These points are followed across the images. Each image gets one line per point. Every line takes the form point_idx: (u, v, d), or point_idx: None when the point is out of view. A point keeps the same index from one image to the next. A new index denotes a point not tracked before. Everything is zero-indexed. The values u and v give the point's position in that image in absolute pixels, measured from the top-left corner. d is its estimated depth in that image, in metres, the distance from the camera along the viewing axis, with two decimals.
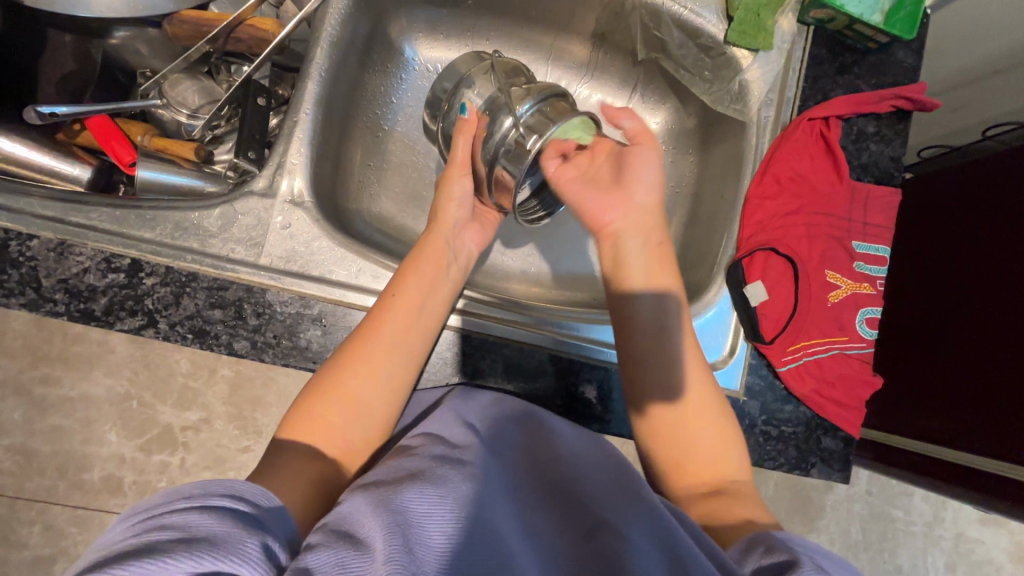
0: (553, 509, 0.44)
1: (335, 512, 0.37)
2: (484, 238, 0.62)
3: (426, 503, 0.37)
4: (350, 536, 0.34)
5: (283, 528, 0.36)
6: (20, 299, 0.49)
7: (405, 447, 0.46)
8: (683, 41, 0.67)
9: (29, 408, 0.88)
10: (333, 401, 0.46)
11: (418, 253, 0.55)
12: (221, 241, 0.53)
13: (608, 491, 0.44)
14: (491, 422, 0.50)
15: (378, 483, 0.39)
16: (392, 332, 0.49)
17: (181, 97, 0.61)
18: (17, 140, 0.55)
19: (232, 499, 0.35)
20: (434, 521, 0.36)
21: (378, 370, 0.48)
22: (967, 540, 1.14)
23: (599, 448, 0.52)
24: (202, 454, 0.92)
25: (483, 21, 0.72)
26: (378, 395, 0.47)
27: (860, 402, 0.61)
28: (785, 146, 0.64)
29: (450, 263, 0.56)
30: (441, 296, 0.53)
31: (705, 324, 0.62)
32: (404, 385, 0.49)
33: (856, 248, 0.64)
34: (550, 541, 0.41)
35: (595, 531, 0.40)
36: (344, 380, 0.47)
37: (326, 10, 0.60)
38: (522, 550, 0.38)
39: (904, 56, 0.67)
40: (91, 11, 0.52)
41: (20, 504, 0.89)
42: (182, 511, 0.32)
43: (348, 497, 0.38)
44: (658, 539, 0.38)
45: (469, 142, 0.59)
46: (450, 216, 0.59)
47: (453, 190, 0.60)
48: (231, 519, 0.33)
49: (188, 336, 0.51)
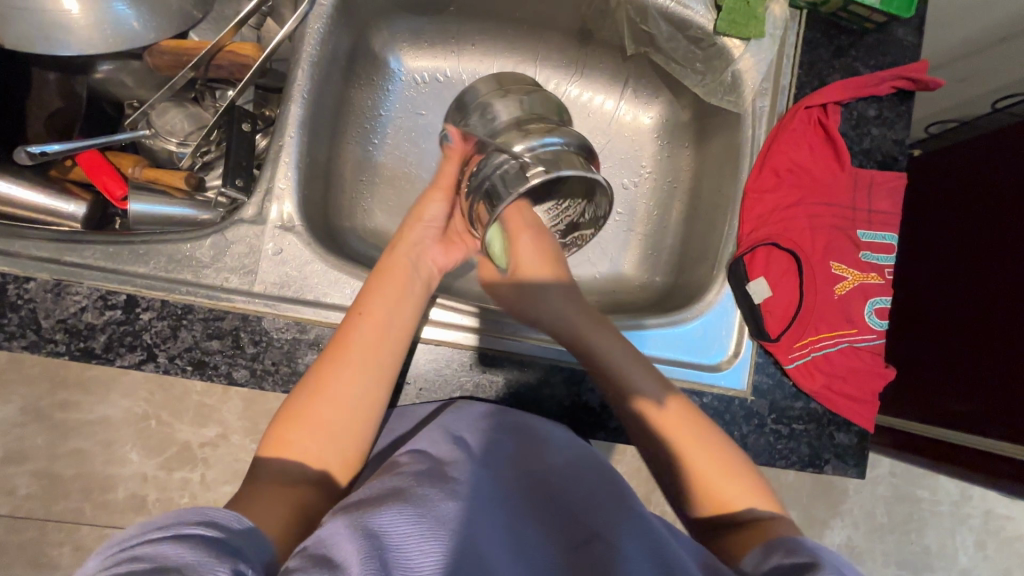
0: (541, 518, 0.44)
1: (315, 535, 0.36)
2: (450, 260, 0.61)
3: (403, 523, 0.36)
4: (326, 559, 0.33)
5: (258, 551, 0.37)
6: (21, 341, 0.49)
7: (394, 463, 0.46)
8: (672, 33, 0.65)
9: (50, 433, 0.90)
10: (303, 431, 0.46)
11: (384, 270, 0.54)
12: (215, 271, 0.53)
13: (598, 499, 0.45)
14: (483, 436, 0.50)
15: (360, 504, 0.39)
16: (362, 354, 0.49)
17: (169, 125, 0.61)
18: (11, 180, 0.56)
19: (207, 527, 0.35)
20: (415, 541, 0.36)
21: (346, 397, 0.47)
22: (997, 517, 1.11)
23: (594, 463, 0.51)
24: (221, 468, 0.93)
25: (467, 26, 0.71)
26: (349, 419, 0.47)
27: (872, 395, 0.60)
28: (783, 136, 0.63)
29: (416, 280, 0.55)
30: (408, 311, 0.52)
31: (707, 324, 0.61)
32: (372, 414, 0.48)
33: (862, 237, 0.62)
34: (538, 552, 0.41)
35: (586, 541, 0.41)
36: (313, 410, 0.46)
37: (305, 31, 0.59)
38: (507, 564, 0.38)
39: (903, 34, 0.65)
40: (74, 50, 0.52)
41: (49, 526, 0.91)
42: (153, 541, 0.33)
43: (329, 519, 0.38)
44: (648, 545, 0.39)
45: (456, 169, 0.62)
46: (413, 236, 0.59)
47: (426, 211, 0.60)
48: (202, 548, 0.33)
49: (188, 367, 0.51)
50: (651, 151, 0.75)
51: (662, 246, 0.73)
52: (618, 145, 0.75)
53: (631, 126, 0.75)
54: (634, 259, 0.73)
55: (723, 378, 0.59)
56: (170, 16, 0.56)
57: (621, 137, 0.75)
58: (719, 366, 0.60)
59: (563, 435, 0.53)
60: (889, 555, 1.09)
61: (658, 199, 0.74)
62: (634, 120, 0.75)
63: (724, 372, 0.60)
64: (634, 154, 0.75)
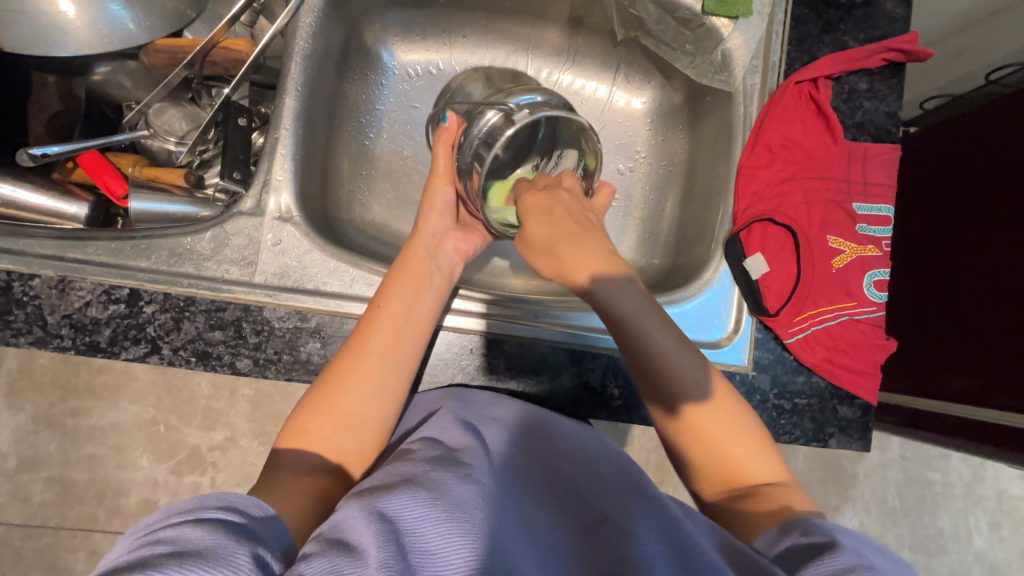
0: (551, 503, 0.45)
1: (330, 520, 0.37)
2: (469, 246, 0.61)
3: (417, 507, 0.36)
4: (343, 542, 0.34)
5: (277, 538, 0.37)
6: (28, 337, 0.50)
7: (405, 451, 0.46)
8: (660, 15, 0.65)
9: (63, 440, 0.91)
10: (323, 421, 0.47)
11: (402, 267, 0.54)
12: (215, 263, 0.54)
13: (603, 484, 0.46)
14: (490, 421, 0.51)
15: (373, 490, 0.39)
16: (382, 347, 0.50)
17: (167, 125, 0.62)
18: (16, 183, 0.57)
19: (226, 512, 0.36)
20: (429, 524, 0.36)
21: (368, 384, 0.48)
22: (1011, 498, 1.11)
23: (598, 446, 0.52)
24: (231, 471, 0.94)
25: (457, 18, 0.71)
26: (370, 410, 0.48)
27: (874, 367, 0.60)
28: (775, 111, 0.63)
29: (433, 271, 0.56)
30: (425, 306, 0.53)
31: (706, 301, 0.62)
32: (394, 399, 0.49)
33: (858, 210, 0.62)
34: (550, 535, 0.41)
35: (596, 525, 0.41)
36: (335, 399, 0.47)
37: (297, 24, 0.59)
38: (524, 547, 0.37)
39: (892, 6, 0.65)
40: (70, 51, 0.53)
41: (63, 534, 0.92)
42: (176, 525, 0.33)
43: (343, 505, 0.39)
44: (660, 528, 0.38)
45: (448, 150, 0.61)
46: (431, 225, 0.59)
47: (434, 200, 0.60)
48: (223, 532, 0.33)
49: (192, 359, 0.52)
50: (646, 136, 0.75)
51: (659, 229, 0.73)
52: (612, 131, 0.75)
53: (624, 112, 0.75)
54: (633, 242, 0.73)
55: (724, 354, 0.59)
56: (163, 15, 0.57)
57: (615, 123, 0.75)
58: (718, 342, 0.60)
59: (567, 423, 0.54)
60: (904, 540, 1.09)
61: (654, 183, 0.74)
62: (627, 106, 0.75)
63: (724, 349, 0.60)
64: (628, 140, 0.75)
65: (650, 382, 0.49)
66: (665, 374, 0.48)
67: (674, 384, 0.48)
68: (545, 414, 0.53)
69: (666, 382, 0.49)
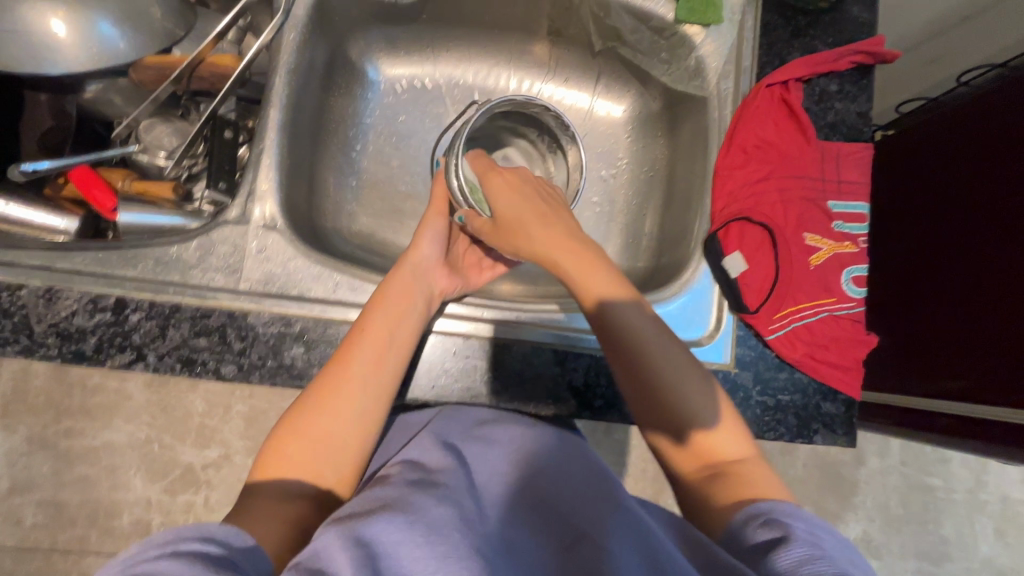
0: (530, 520, 0.43)
1: (309, 549, 0.36)
2: (454, 285, 0.60)
3: (396, 533, 0.36)
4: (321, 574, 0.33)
5: (258, 569, 0.37)
6: (15, 346, 0.51)
7: (385, 474, 0.46)
8: (635, 26, 0.67)
9: (56, 461, 0.91)
10: (305, 440, 0.47)
11: (385, 291, 0.54)
12: (201, 271, 0.55)
13: (583, 496, 0.44)
14: (470, 438, 0.51)
15: (352, 517, 0.38)
16: (365, 367, 0.49)
17: (157, 140, 0.64)
18: (9, 199, 0.58)
19: (204, 544, 0.35)
20: (407, 549, 0.35)
21: (350, 407, 0.48)
22: (1014, 502, 1.10)
23: (580, 462, 0.49)
24: (225, 489, 0.93)
25: (441, 34, 0.74)
26: (349, 429, 0.48)
27: (856, 362, 0.60)
28: (748, 113, 0.65)
29: (417, 295, 0.55)
30: (409, 324, 0.54)
31: (686, 301, 0.62)
32: (377, 424, 0.49)
33: (832, 208, 0.64)
34: (529, 556, 0.40)
35: (573, 545, 0.40)
36: (315, 419, 0.47)
37: (283, 40, 0.62)
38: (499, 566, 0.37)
39: (859, 11, 0.67)
40: (61, 69, 0.56)
41: (55, 556, 0.90)
42: (152, 558, 0.33)
43: (321, 532, 0.38)
44: (636, 546, 0.38)
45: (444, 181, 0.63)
46: (417, 252, 0.59)
47: (425, 232, 0.60)
48: (201, 564, 0.33)
49: (177, 365, 0.53)
50: (627, 143, 0.76)
51: (641, 233, 0.74)
52: (594, 139, 0.77)
53: (605, 120, 0.77)
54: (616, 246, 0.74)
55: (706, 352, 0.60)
56: (153, 34, 0.59)
57: (596, 131, 0.77)
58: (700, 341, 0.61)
59: (548, 434, 0.53)
60: (906, 547, 1.07)
61: (636, 189, 0.75)
62: (608, 115, 0.77)
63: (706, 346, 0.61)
64: (611, 147, 0.77)
65: (652, 409, 0.49)
66: (667, 395, 0.48)
67: (671, 403, 0.48)
68: (533, 430, 0.53)
69: (669, 408, 0.48)
